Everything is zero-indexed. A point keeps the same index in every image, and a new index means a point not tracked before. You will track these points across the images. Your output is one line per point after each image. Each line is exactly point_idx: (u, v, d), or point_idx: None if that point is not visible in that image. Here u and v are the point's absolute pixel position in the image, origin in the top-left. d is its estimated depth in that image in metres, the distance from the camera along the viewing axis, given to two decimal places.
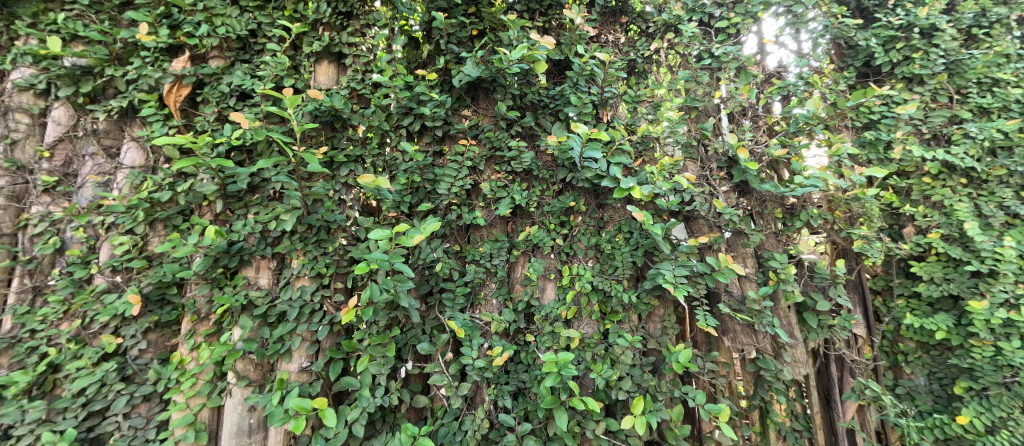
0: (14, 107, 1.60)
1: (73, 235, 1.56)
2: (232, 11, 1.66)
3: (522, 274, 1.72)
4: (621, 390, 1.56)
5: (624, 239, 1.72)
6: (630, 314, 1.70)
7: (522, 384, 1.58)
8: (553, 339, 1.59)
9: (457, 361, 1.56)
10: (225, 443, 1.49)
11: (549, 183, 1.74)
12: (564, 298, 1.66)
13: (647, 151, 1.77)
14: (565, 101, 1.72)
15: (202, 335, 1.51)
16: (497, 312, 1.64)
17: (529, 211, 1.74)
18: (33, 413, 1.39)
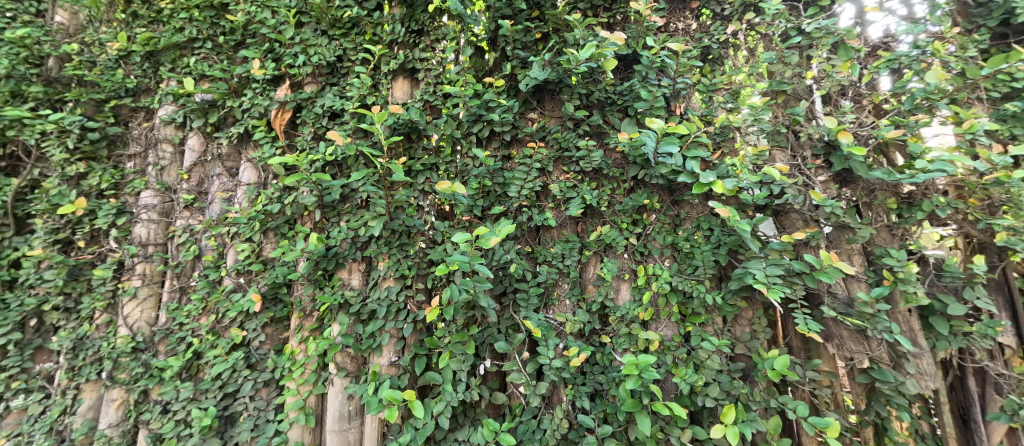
0: (162, 139, 1.95)
1: (207, 243, 1.84)
2: (322, 41, 1.86)
3: (595, 274, 1.70)
4: (707, 397, 1.49)
5: (705, 237, 1.63)
6: (713, 316, 1.61)
7: (600, 385, 1.56)
8: (630, 341, 1.56)
9: (534, 360, 1.58)
10: (329, 426, 1.67)
11: (620, 181, 1.71)
12: (641, 299, 1.62)
13: (726, 142, 1.67)
14: (635, 96, 1.68)
15: (307, 329, 1.69)
16: (571, 313, 1.65)
17: (600, 210, 1.72)
18: (185, 392, 1.67)
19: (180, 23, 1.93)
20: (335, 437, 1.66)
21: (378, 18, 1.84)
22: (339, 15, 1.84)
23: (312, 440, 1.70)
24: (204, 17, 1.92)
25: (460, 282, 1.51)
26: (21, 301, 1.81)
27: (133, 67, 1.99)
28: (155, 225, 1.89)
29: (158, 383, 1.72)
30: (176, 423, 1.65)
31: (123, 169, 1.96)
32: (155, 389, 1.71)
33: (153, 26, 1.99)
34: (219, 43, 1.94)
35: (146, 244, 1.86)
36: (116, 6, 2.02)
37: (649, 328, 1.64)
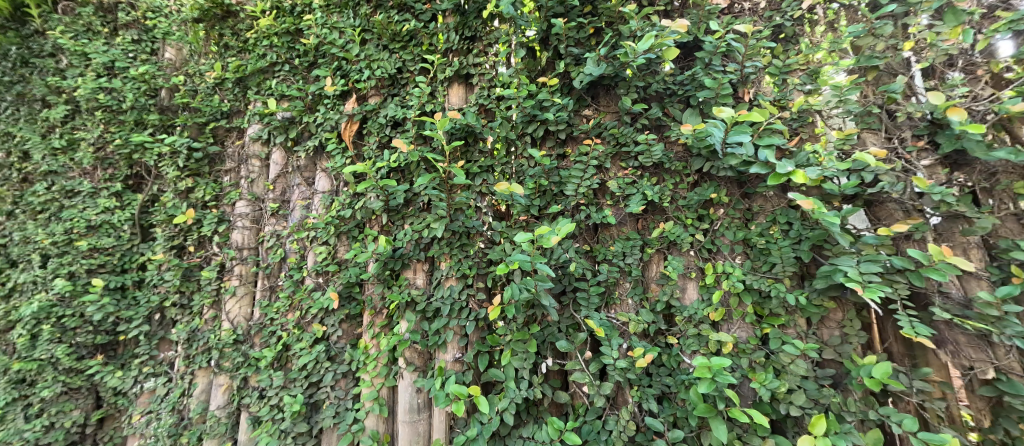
0: (252, 155, 2.19)
1: (291, 247, 2.02)
2: (384, 55, 1.98)
3: (658, 273, 1.65)
4: (791, 405, 1.39)
5: (782, 232, 1.52)
6: (795, 318, 1.50)
7: (668, 387, 1.51)
8: (699, 343, 1.50)
9: (598, 360, 1.56)
10: (401, 417, 1.77)
11: (683, 175, 1.65)
12: (710, 299, 1.55)
13: (805, 127, 1.55)
14: (697, 85, 1.62)
15: (379, 326, 1.81)
16: (634, 313, 1.61)
17: (662, 206, 1.66)
18: (277, 380, 1.86)
19: (262, 51, 2.15)
20: (406, 428, 1.76)
21: (433, 29, 1.94)
22: (399, 29, 1.96)
23: (386, 430, 1.81)
24: (282, 43, 2.12)
25: (521, 282, 1.52)
26: (148, 298, 2.13)
27: (226, 93, 2.26)
28: (249, 231, 2.12)
29: (255, 371, 1.93)
30: (271, 408, 1.84)
31: (221, 183, 2.22)
32: (252, 376, 1.92)
33: (241, 55, 2.24)
34: (295, 65, 2.13)
35: (242, 248, 2.10)
36: (210, 40, 2.30)
37: (720, 328, 1.55)
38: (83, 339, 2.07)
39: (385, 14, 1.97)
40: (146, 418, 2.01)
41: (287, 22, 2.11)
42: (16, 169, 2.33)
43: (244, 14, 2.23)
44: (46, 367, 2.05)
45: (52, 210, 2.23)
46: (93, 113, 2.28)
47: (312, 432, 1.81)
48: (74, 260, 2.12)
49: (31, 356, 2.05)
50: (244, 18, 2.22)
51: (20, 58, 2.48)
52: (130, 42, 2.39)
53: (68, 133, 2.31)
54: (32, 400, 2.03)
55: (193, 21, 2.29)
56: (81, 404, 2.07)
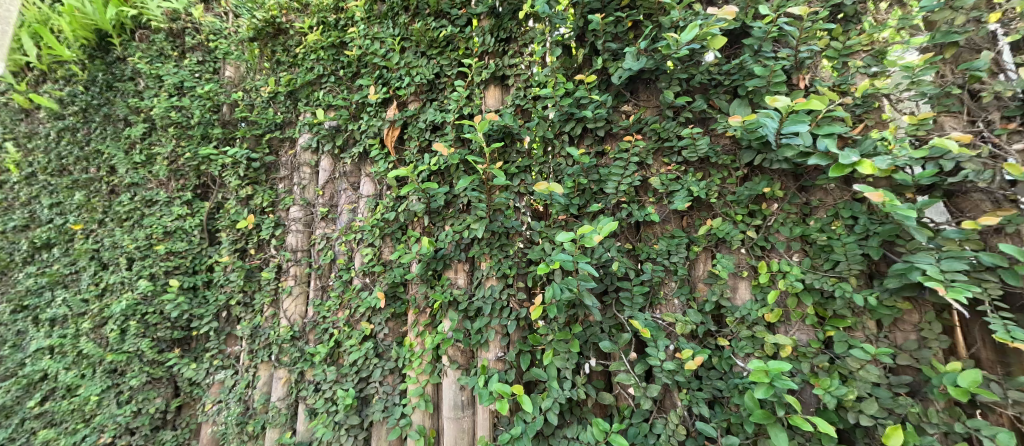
0: (303, 163, 2.32)
1: (340, 249, 2.13)
2: (422, 61, 2.04)
3: (706, 272, 1.54)
4: (862, 414, 1.25)
5: (846, 227, 1.37)
6: (864, 320, 1.34)
7: (719, 392, 1.42)
8: (754, 345, 1.39)
9: (643, 361, 1.50)
10: (446, 414, 1.81)
11: (731, 169, 1.53)
12: (764, 299, 1.42)
13: (871, 112, 1.42)
14: (745, 74, 1.51)
15: (423, 324, 1.87)
16: (681, 313, 1.51)
17: (709, 202, 1.54)
18: (331, 374, 1.97)
19: (310, 64, 2.29)
20: (451, 424, 1.80)
21: (469, 33, 1.98)
22: (435, 36, 2.01)
23: (432, 425, 1.87)
24: (328, 55, 2.24)
25: (563, 281, 1.50)
26: (216, 297, 2.31)
27: (279, 106, 2.41)
28: (302, 235, 2.26)
29: (310, 366, 2.04)
30: (326, 400, 1.95)
31: (277, 190, 2.37)
32: (309, 371, 2.04)
33: (292, 69, 2.39)
34: (340, 76, 2.24)
35: (297, 250, 2.23)
36: (265, 57, 2.47)
37: (775, 330, 1.43)
38: (163, 334, 2.29)
39: (422, 22, 2.04)
40: (217, 406, 2.19)
41: (332, 36, 2.23)
42: (106, 183, 2.63)
43: (293, 31, 2.37)
44: (134, 359, 2.28)
45: (135, 218, 2.49)
46: (167, 129, 2.51)
47: (363, 425, 1.90)
48: (154, 263, 2.35)
49: (121, 348, 2.29)
50: (294, 34, 2.37)
51: (105, 83, 2.79)
52: (195, 63, 2.61)
53: (146, 149, 2.56)
54: (122, 388, 2.27)
55: (249, 40, 2.46)
56: (162, 392, 2.29)
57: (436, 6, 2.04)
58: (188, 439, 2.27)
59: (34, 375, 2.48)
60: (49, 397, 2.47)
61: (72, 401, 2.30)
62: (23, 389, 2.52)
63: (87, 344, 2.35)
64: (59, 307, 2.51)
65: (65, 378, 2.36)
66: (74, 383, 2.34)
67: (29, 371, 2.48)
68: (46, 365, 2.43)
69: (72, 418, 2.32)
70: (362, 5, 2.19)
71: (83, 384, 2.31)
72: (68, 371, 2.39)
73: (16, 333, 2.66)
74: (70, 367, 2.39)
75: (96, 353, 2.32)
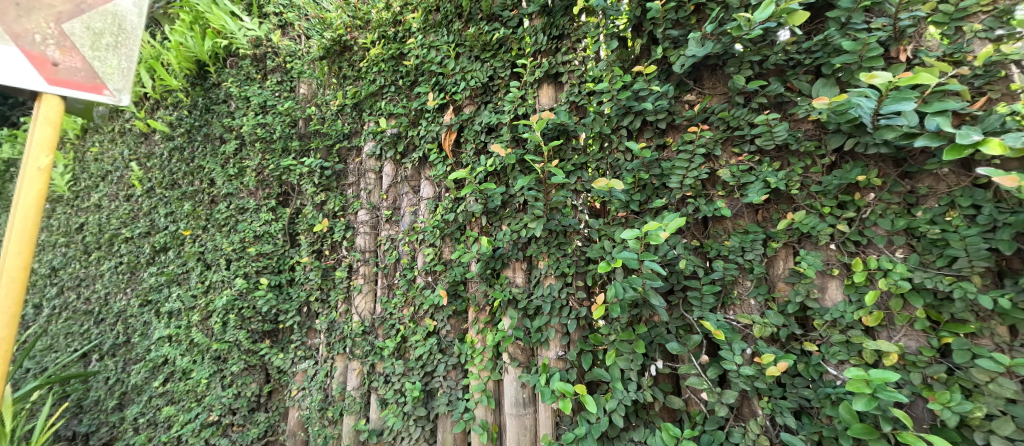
0: (369, 169, 2.45)
1: (403, 249, 2.22)
2: (477, 65, 2.07)
3: (787, 270, 1.40)
4: (993, 434, 1.09)
5: (965, 218, 1.19)
6: (991, 326, 1.15)
7: (806, 401, 1.30)
8: (848, 351, 1.25)
9: (717, 365, 1.41)
10: (508, 410, 1.84)
11: (816, 157, 1.38)
12: (860, 300, 1.28)
13: (996, 82, 1.21)
14: (831, 50, 1.35)
15: (483, 322, 1.89)
16: (759, 315, 1.40)
17: (789, 194, 1.41)
18: (399, 368, 2.06)
19: (373, 76, 2.40)
20: (513, 421, 1.82)
21: (522, 33, 1.98)
22: (489, 39, 2.03)
23: (494, 420, 1.90)
24: (388, 67, 2.35)
25: (626, 281, 1.46)
26: (298, 293, 2.51)
27: (346, 117, 2.55)
28: (369, 236, 2.38)
29: (380, 359, 2.15)
30: (395, 391, 2.05)
31: (346, 195, 2.51)
32: (379, 364, 2.15)
33: (356, 82, 2.52)
34: (400, 85, 2.33)
35: (365, 251, 2.36)
36: (332, 73, 2.63)
37: (875, 335, 1.27)
38: (255, 326, 2.52)
39: (476, 27, 2.07)
40: (301, 393, 2.37)
41: (391, 48, 2.33)
42: (206, 193, 2.95)
43: (356, 46, 2.51)
44: (233, 348, 2.53)
45: (230, 223, 2.76)
46: (254, 144, 2.77)
47: (429, 416, 1.98)
48: (247, 264, 2.58)
49: (224, 338, 2.55)
50: (357, 49, 2.50)
51: (204, 106, 3.16)
52: (275, 84, 2.84)
53: (238, 163, 2.83)
54: (226, 373, 2.53)
55: (319, 58, 2.65)
56: (256, 378, 2.52)
57: (488, 9, 2.06)
58: (278, 421, 2.47)
59: (157, 359, 2.82)
60: (169, 379, 2.80)
61: (188, 382, 2.59)
62: (149, 371, 2.88)
63: (197, 334, 2.64)
64: (174, 302, 2.83)
65: (181, 362, 2.66)
66: (187, 368, 2.64)
67: (154, 355, 2.83)
68: (166, 351, 2.75)
69: (188, 397, 2.62)
70: (419, 16, 2.27)
71: (195, 368, 2.61)
72: (182, 356, 2.69)
73: (143, 323, 3.05)
74: (184, 353, 2.69)
75: (204, 341, 2.61)
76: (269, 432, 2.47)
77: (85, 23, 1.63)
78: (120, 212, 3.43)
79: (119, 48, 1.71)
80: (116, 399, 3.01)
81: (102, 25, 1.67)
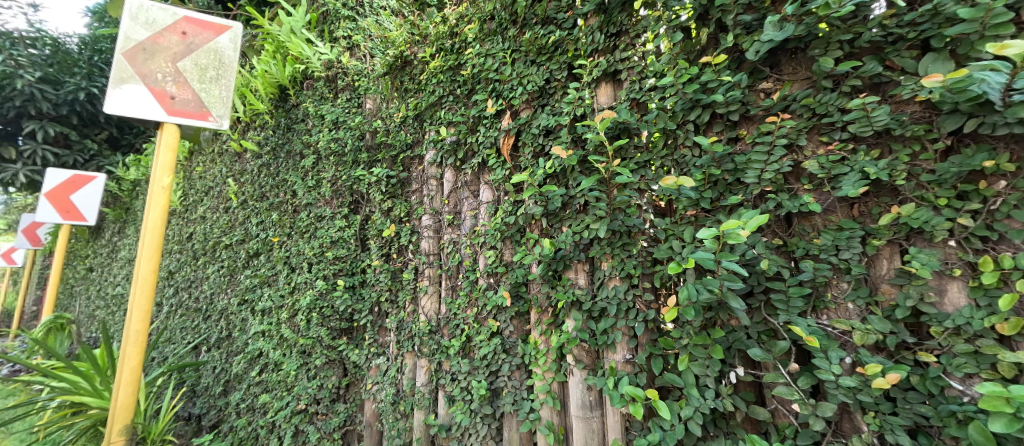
0: (431, 176, 2.54)
1: (465, 252, 2.27)
2: (533, 69, 2.08)
3: (893, 270, 1.25)
4: None
5: None
6: None
7: (923, 419, 1.15)
8: (977, 364, 1.09)
9: (809, 374, 1.28)
10: (574, 412, 1.82)
11: (927, 141, 1.22)
12: (991, 306, 1.10)
13: None
14: (942, 21, 1.19)
15: (546, 323, 1.89)
16: (859, 320, 1.25)
17: (893, 185, 1.26)
18: (464, 366, 2.11)
19: (432, 88, 2.51)
20: (580, 423, 1.80)
21: (577, 34, 1.96)
22: (544, 42, 2.03)
23: (560, 421, 1.89)
24: (446, 78, 2.44)
25: (699, 282, 1.38)
26: (369, 294, 2.65)
27: (409, 127, 2.67)
28: (433, 239, 2.47)
29: (447, 357, 2.23)
30: (462, 389, 2.11)
31: (410, 201, 2.63)
32: (446, 362, 2.22)
33: (417, 94, 2.64)
34: (458, 94, 2.41)
35: (430, 254, 2.45)
36: (395, 87, 2.78)
37: (1012, 345, 1.10)
38: (334, 324, 2.71)
39: (531, 31, 2.08)
40: (376, 387, 2.51)
41: (449, 59, 2.42)
42: (289, 202, 3.23)
43: (417, 61, 2.64)
44: (317, 343, 2.74)
45: (311, 230, 3.00)
46: (329, 158, 3.00)
47: (495, 414, 2.01)
48: (326, 267, 2.79)
49: (308, 334, 2.78)
50: (418, 63, 2.63)
51: (286, 125, 3.47)
52: (345, 101, 3.04)
53: (316, 175, 3.07)
54: (310, 366, 2.75)
55: (383, 75, 2.82)
56: (336, 372, 2.71)
57: (543, 13, 2.06)
58: (355, 411, 2.64)
59: (254, 352, 3.12)
60: (264, 369, 3.10)
61: (280, 373, 2.86)
62: (247, 362, 3.20)
63: (286, 329, 2.90)
64: (266, 301, 3.13)
65: (274, 355, 2.94)
66: (279, 360, 2.91)
67: (251, 348, 3.15)
68: (261, 345, 3.05)
69: (279, 387, 2.88)
70: (474, 27, 2.34)
71: (285, 361, 2.87)
72: (274, 350, 2.98)
73: (241, 319, 3.40)
74: (276, 347, 2.97)
75: (292, 337, 2.85)
76: (348, 422, 2.65)
77: (194, 61, 2.07)
78: (220, 222, 3.86)
79: (219, 79, 2.12)
80: (222, 386, 3.38)
81: (206, 61, 2.10)
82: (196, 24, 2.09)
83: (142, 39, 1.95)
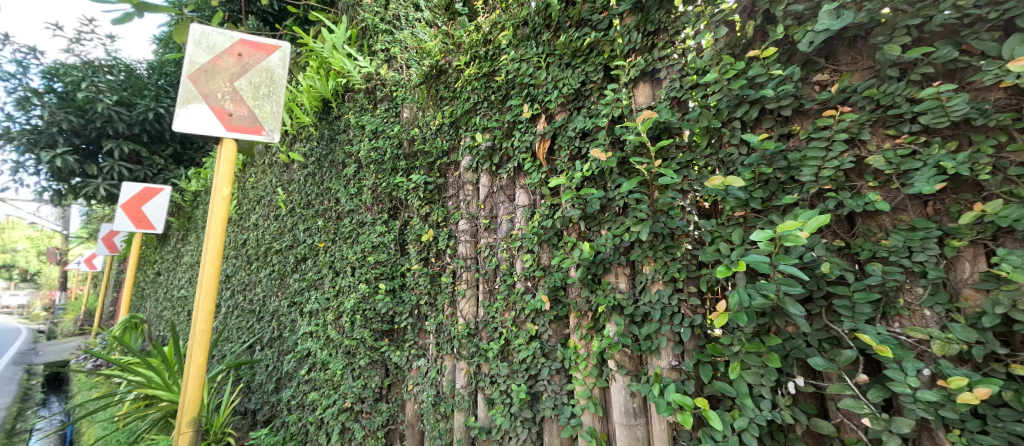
0: (467, 181, 2.57)
1: (502, 255, 2.28)
2: (568, 72, 2.07)
3: (977, 274, 1.13)
4: None
5: None
6: None
7: (1018, 438, 1.04)
8: None
9: (880, 386, 1.19)
10: (617, 419, 1.78)
11: (1014, 131, 1.11)
12: None
13: None
14: None
15: (586, 328, 1.86)
16: (938, 329, 1.15)
17: (974, 180, 1.15)
18: (504, 369, 2.12)
19: (467, 95, 2.54)
20: (624, 430, 1.76)
21: (613, 34, 1.93)
22: (579, 45, 2.02)
23: (603, 428, 1.86)
24: (480, 84, 2.47)
25: (752, 287, 1.32)
26: (409, 297, 2.72)
27: (444, 134, 2.72)
28: (470, 243, 2.49)
29: (485, 360, 2.24)
30: (501, 392, 2.11)
31: (447, 206, 2.67)
32: (485, 364, 2.23)
33: (453, 102, 2.68)
34: (492, 100, 2.43)
35: (467, 258, 2.48)
36: (431, 96, 2.85)
37: None
38: (376, 326, 2.79)
39: (565, 35, 2.07)
40: (417, 388, 2.57)
41: (484, 66, 2.45)
42: (333, 209, 3.37)
43: (452, 69, 2.69)
44: (360, 344, 2.84)
45: (353, 235, 3.11)
46: (369, 167, 3.10)
47: (536, 418, 2.00)
48: (368, 271, 2.89)
49: (352, 335, 2.88)
50: (453, 72, 2.68)
51: (329, 136, 3.63)
52: (384, 111, 3.14)
53: (357, 182, 3.18)
54: (355, 366, 2.84)
55: (420, 85, 2.90)
56: (378, 372, 2.78)
57: (577, 15, 2.05)
58: (397, 411, 2.71)
59: (303, 352, 3.27)
60: (311, 368, 3.24)
61: (327, 372, 2.98)
62: (297, 361, 3.36)
63: (332, 330, 3.02)
64: (313, 303, 3.27)
65: (321, 355, 3.07)
66: (326, 359, 3.04)
67: (300, 348, 3.30)
68: (309, 345, 3.20)
69: (326, 385, 3.00)
70: (508, 33, 2.36)
71: (331, 360, 2.99)
72: (321, 349, 3.11)
73: (290, 320, 3.57)
74: (323, 347, 3.10)
75: (337, 338, 2.97)
76: (391, 421, 2.72)
77: (249, 80, 2.20)
78: (271, 229, 4.08)
79: (271, 96, 2.25)
80: (274, 383, 3.56)
81: (259, 80, 2.23)
82: (251, 46, 2.23)
83: (204, 62, 2.11)
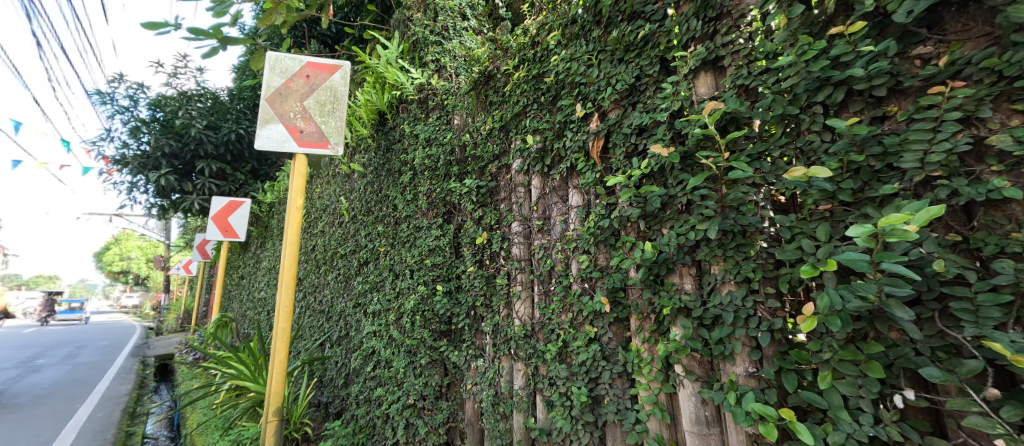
0: (519, 183, 2.57)
1: (557, 257, 2.25)
2: (621, 67, 2.00)
3: None
4: None
5: None
6: None
7: None
8: None
9: (1015, 403, 1.03)
10: (687, 426, 1.69)
11: None
12: None
13: None
14: None
15: (649, 330, 1.78)
16: None
17: None
18: (563, 371, 2.09)
19: (516, 98, 2.54)
20: (695, 439, 1.67)
21: (669, 24, 1.84)
22: (633, 38, 1.95)
23: (670, 435, 1.77)
24: (530, 87, 2.46)
25: (846, 288, 1.20)
26: (465, 298, 2.77)
27: (495, 138, 2.74)
28: (524, 245, 2.49)
29: (543, 362, 2.22)
30: (561, 394, 2.08)
31: (500, 209, 2.69)
32: (543, 366, 2.21)
33: (502, 106, 2.70)
34: (542, 102, 2.41)
35: (521, 260, 2.48)
36: (482, 102, 2.89)
37: None
38: (435, 326, 2.87)
39: (617, 30, 2.01)
40: (476, 387, 2.61)
41: (533, 68, 2.44)
42: (392, 214, 3.52)
43: (501, 74, 2.72)
44: (420, 344, 2.93)
45: (410, 239, 3.22)
46: (424, 173, 3.20)
47: (597, 423, 1.95)
48: (425, 273, 2.98)
49: (412, 335, 2.98)
50: (502, 77, 2.71)
51: (386, 146, 3.80)
52: (436, 119, 3.23)
53: (413, 188, 3.30)
54: (416, 364, 2.94)
55: (470, 91, 2.96)
56: (438, 371, 2.86)
57: (629, 8, 1.98)
58: (457, 409, 2.77)
59: (367, 350, 3.45)
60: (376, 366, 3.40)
61: (391, 369, 3.11)
62: (362, 358, 3.54)
63: (394, 330, 3.15)
64: (376, 305, 3.44)
65: (385, 353, 3.21)
66: (389, 358, 3.18)
67: (365, 346, 3.48)
68: (374, 343, 3.36)
69: (390, 382, 3.14)
70: (557, 33, 2.33)
71: (394, 359, 3.12)
72: (385, 348, 3.25)
73: (356, 320, 3.77)
74: (386, 346, 3.24)
75: (399, 337, 3.09)
76: (452, 418, 2.79)
77: (316, 99, 2.36)
78: (336, 235, 4.34)
79: (335, 112, 2.39)
80: (343, 378, 3.78)
81: (325, 98, 2.38)
82: (317, 67, 2.39)
83: (278, 85, 2.28)
